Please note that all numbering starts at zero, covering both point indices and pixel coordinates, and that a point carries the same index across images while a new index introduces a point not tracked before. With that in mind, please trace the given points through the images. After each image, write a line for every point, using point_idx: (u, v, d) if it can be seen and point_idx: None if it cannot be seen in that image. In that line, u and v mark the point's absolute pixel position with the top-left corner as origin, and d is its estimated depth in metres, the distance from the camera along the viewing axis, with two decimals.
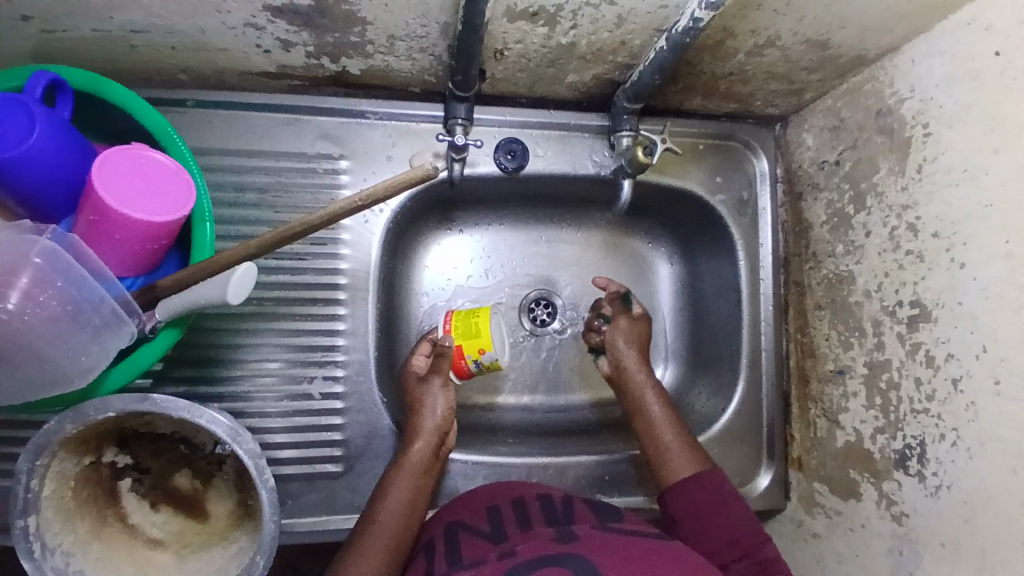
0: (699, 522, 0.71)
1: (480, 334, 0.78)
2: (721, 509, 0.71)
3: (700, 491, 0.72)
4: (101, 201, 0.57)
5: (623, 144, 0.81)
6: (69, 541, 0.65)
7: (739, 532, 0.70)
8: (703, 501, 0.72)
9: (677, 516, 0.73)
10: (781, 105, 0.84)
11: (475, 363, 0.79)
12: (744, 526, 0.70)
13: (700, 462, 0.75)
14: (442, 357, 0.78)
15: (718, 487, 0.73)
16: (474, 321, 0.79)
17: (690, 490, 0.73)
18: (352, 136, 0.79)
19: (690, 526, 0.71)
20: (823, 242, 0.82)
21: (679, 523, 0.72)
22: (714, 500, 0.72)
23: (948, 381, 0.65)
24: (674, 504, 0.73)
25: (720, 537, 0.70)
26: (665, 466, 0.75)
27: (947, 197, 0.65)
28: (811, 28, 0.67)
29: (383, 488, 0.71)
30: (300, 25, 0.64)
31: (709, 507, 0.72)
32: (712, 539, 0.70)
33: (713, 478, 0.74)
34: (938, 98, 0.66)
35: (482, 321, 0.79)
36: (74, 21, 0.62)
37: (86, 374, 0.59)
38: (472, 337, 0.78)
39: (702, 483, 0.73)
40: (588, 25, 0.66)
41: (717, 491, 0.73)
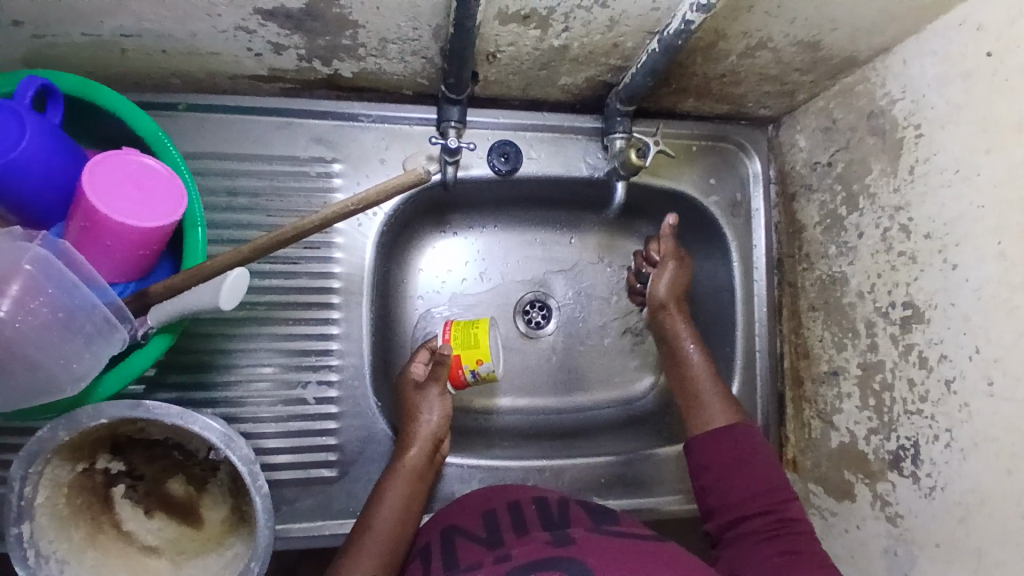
0: (728, 471, 0.72)
1: (479, 345, 0.79)
2: (751, 461, 0.72)
3: (731, 443, 0.74)
4: (92, 207, 0.56)
5: (617, 146, 0.81)
6: (63, 548, 0.64)
7: (768, 484, 0.71)
8: (733, 452, 0.73)
9: (704, 463, 0.74)
10: (774, 107, 0.85)
11: (472, 373, 0.80)
12: (772, 479, 0.71)
13: (734, 415, 0.77)
14: (440, 364, 0.78)
15: (751, 443, 0.74)
16: (474, 332, 0.80)
17: (721, 440, 0.74)
18: (345, 139, 0.79)
19: (718, 474, 0.72)
20: (816, 243, 0.82)
21: (707, 469, 0.73)
22: (745, 453, 0.73)
23: (941, 382, 0.65)
24: (704, 450, 0.74)
25: (747, 487, 0.71)
26: (701, 412, 0.78)
27: (940, 198, 0.65)
28: (802, 30, 0.68)
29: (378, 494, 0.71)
30: (292, 29, 0.64)
31: (739, 457, 0.73)
32: (740, 490, 0.71)
33: (745, 432, 0.75)
34: (930, 99, 0.66)
35: (481, 332, 0.79)
36: (64, 26, 0.62)
37: (78, 382, 0.59)
38: (472, 348, 0.79)
39: (733, 435, 0.74)
40: (580, 27, 0.66)
41: (748, 444, 0.74)
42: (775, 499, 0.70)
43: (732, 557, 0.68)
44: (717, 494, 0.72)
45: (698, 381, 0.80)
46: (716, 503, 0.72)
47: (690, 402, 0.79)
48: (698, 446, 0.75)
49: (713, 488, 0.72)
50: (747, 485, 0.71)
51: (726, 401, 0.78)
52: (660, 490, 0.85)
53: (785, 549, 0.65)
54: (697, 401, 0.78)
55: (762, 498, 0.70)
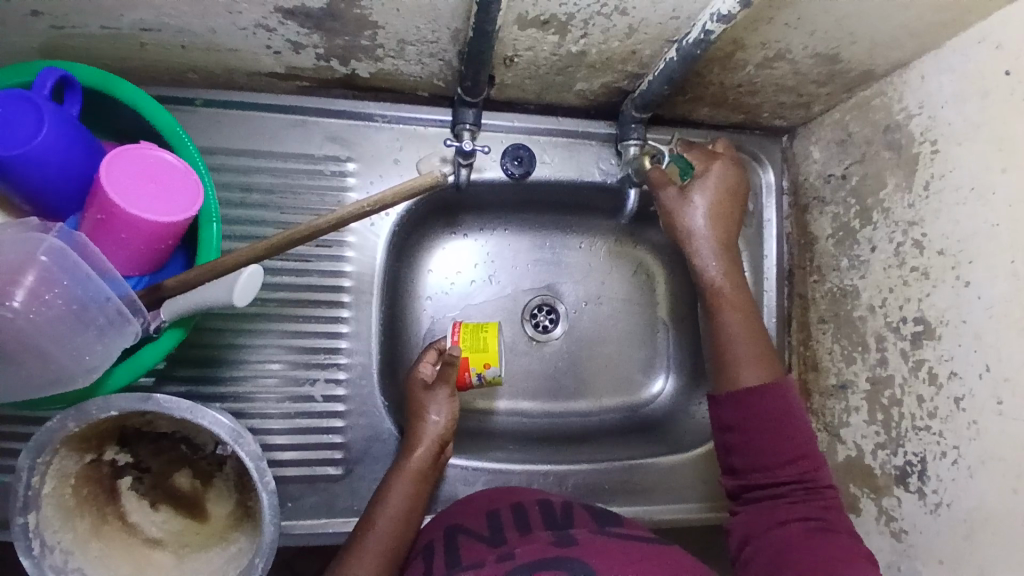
0: (757, 432, 0.68)
1: (488, 349, 0.79)
2: (784, 424, 0.68)
3: (763, 404, 0.69)
4: (109, 201, 0.57)
5: (630, 153, 0.81)
6: (68, 538, 0.64)
7: (797, 449, 0.67)
8: (765, 413, 0.68)
9: (731, 421, 0.70)
10: (789, 118, 0.84)
11: (478, 376, 0.80)
12: (803, 445, 0.68)
13: (769, 374, 0.71)
14: (449, 366, 0.78)
15: (783, 403, 0.69)
16: (483, 336, 0.80)
17: (753, 400, 0.69)
18: (359, 139, 0.79)
19: (746, 434, 0.69)
20: (828, 255, 0.82)
21: (734, 428, 0.70)
22: (778, 414, 0.68)
23: (950, 399, 0.65)
24: (730, 409, 0.70)
25: (776, 452, 0.67)
26: (730, 369, 0.72)
27: (954, 215, 0.65)
28: (821, 42, 0.67)
29: (382, 493, 0.71)
30: (311, 28, 0.64)
31: (770, 418, 0.68)
32: (769, 453, 0.67)
33: (781, 392, 0.69)
34: (947, 115, 0.66)
35: (490, 336, 0.80)
36: (85, 19, 0.62)
37: (89, 374, 0.59)
38: (481, 351, 0.79)
39: (767, 396, 0.69)
40: (598, 34, 0.66)
41: (783, 405, 0.69)
42: (803, 466, 0.67)
43: (748, 519, 0.67)
44: (742, 455, 0.69)
45: (728, 333, 0.74)
46: (740, 464, 0.69)
47: (720, 356, 0.73)
48: (725, 402, 0.71)
49: (739, 448, 0.69)
50: (777, 449, 0.67)
51: (759, 358, 0.72)
52: (663, 498, 0.85)
53: (808, 520, 0.64)
54: (726, 356, 0.73)
55: (790, 464, 0.67)
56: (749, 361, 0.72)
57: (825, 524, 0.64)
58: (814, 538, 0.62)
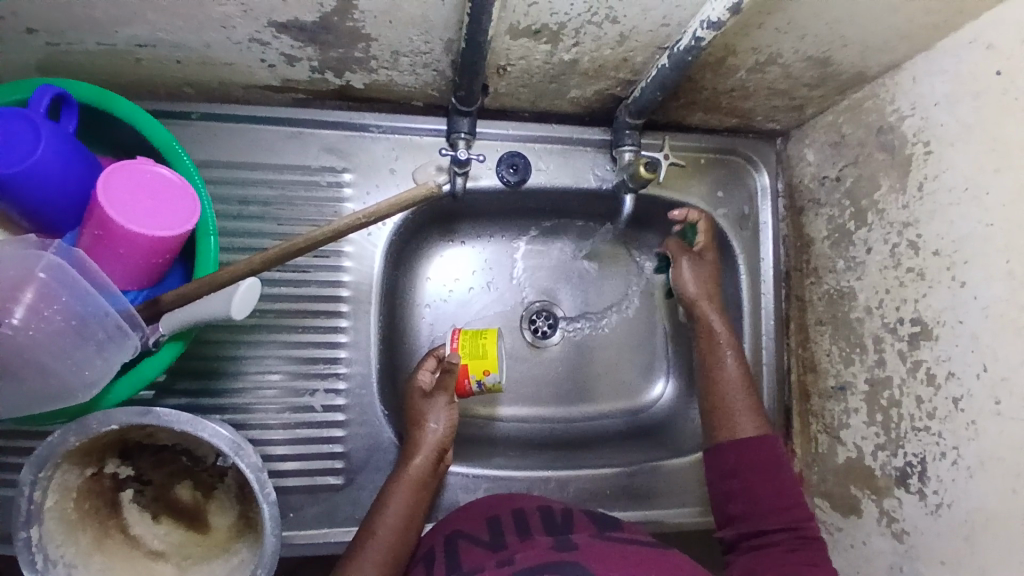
0: (755, 480, 0.72)
1: (486, 355, 0.79)
2: (778, 473, 0.72)
3: (759, 453, 0.73)
4: (106, 216, 0.57)
5: (624, 159, 0.81)
6: (71, 552, 0.65)
7: (789, 499, 0.71)
8: (761, 462, 0.72)
9: (730, 470, 0.73)
10: (783, 121, 0.85)
11: (478, 382, 0.80)
12: (797, 494, 0.71)
13: (761, 424, 0.75)
14: (448, 374, 0.78)
15: (775, 455, 0.73)
16: (482, 342, 0.80)
17: (750, 452, 0.73)
18: (355, 149, 0.80)
19: (744, 483, 0.72)
20: (824, 257, 0.82)
21: (733, 476, 0.73)
22: (772, 464, 0.72)
23: (948, 400, 0.65)
24: (731, 457, 0.73)
25: (773, 498, 0.71)
26: (726, 421, 0.76)
27: (948, 215, 0.65)
28: (812, 46, 0.68)
29: (381, 501, 0.72)
30: (305, 41, 0.65)
31: (765, 469, 0.72)
32: (766, 500, 0.70)
33: (772, 443, 0.74)
34: (938, 116, 0.66)
35: (489, 343, 0.79)
36: (80, 35, 0.62)
37: (89, 389, 0.59)
38: (479, 358, 0.79)
39: (762, 447, 0.73)
40: (590, 42, 0.67)
41: (775, 457, 0.73)
42: (797, 514, 0.70)
43: (745, 565, 0.68)
44: (740, 502, 0.71)
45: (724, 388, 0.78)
46: (738, 510, 0.71)
47: (715, 409, 0.77)
48: (725, 452, 0.74)
49: (738, 495, 0.72)
50: (774, 497, 0.70)
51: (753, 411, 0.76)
52: (664, 502, 0.85)
53: (806, 565, 0.66)
54: (723, 407, 0.77)
55: (786, 511, 0.70)
56: (743, 413, 0.76)
57: (824, 570, 0.66)
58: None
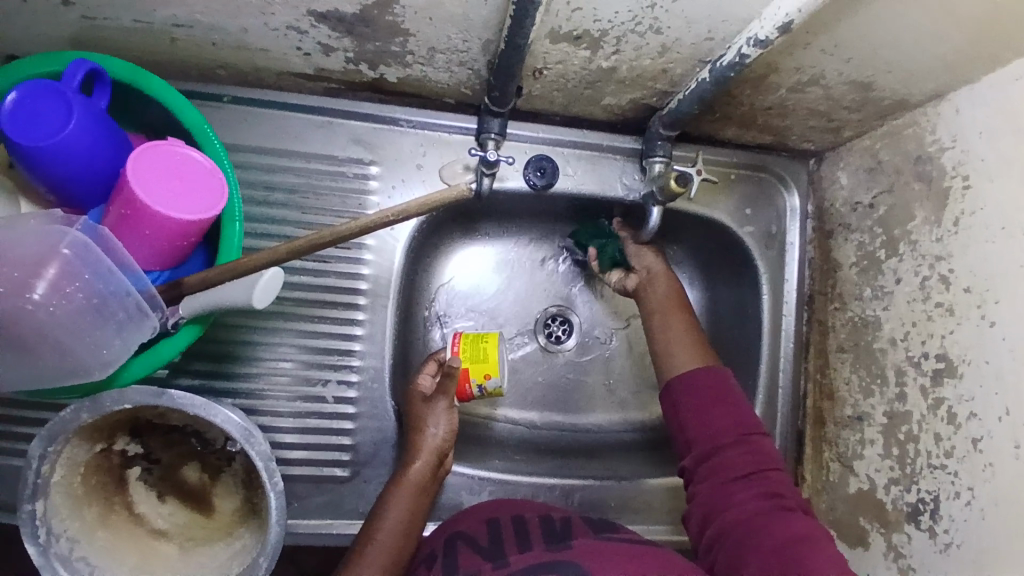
0: (707, 411, 0.72)
1: (488, 359, 0.79)
2: (729, 403, 0.72)
3: (706, 384, 0.73)
4: (134, 196, 0.57)
5: (655, 170, 0.80)
6: (75, 527, 0.65)
7: (742, 428, 0.71)
8: (711, 394, 0.73)
9: (683, 406, 0.73)
10: (818, 141, 0.83)
11: (479, 387, 0.80)
12: (749, 422, 0.72)
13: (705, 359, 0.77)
14: (449, 378, 0.77)
15: (724, 385, 0.74)
16: (483, 346, 0.80)
17: (699, 385, 0.74)
18: (384, 143, 0.79)
19: (696, 415, 0.72)
20: (850, 283, 0.81)
21: (683, 411, 0.73)
22: (722, 396, 0.73)
23: (968, 440, 0.64)
24: (682, 394, 0.74)
25: (725, 427, 0.71)
26: (669, 361, 0.77)
27: (983, 252, 0.64)
28: (856, 69, 0.66)
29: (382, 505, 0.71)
30: (343, 32, 0.64)
31: (715, 400, 0.72)
32: (719, 431, 0.71)
33: (719, 373, 0.75)
34: (980, 150, 0.65)
35: (491, 346, 0.79)
36: (117, 11, 0.62)
37: (105, 368, 0.59)
38: (481, 362, 0.79)
39: (709, 378, 0.74)
40: (630, 51, 0.65)
41: (723, 387, 0.74)
42: (752, 442, 0.71)
43: (705, 499, 0.69)
44: (694, 434, 0.72)
45: (668, 328, 0.80)
46: (693, 441, 0.72)
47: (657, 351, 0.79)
48: (677, 388, 0.75)
49: (691, 427, 0.72)
50: (725, 427, 0.71)
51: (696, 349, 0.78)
52: (668, 518, 0.85)
53: (764, 496, 0.66)
54: (668, 349, 0.78)
55: (740, 439, 0.70)
56: (682, 351, 0.78)
57: (781, 498, 0.67)
58: (775, 512, 0.65)
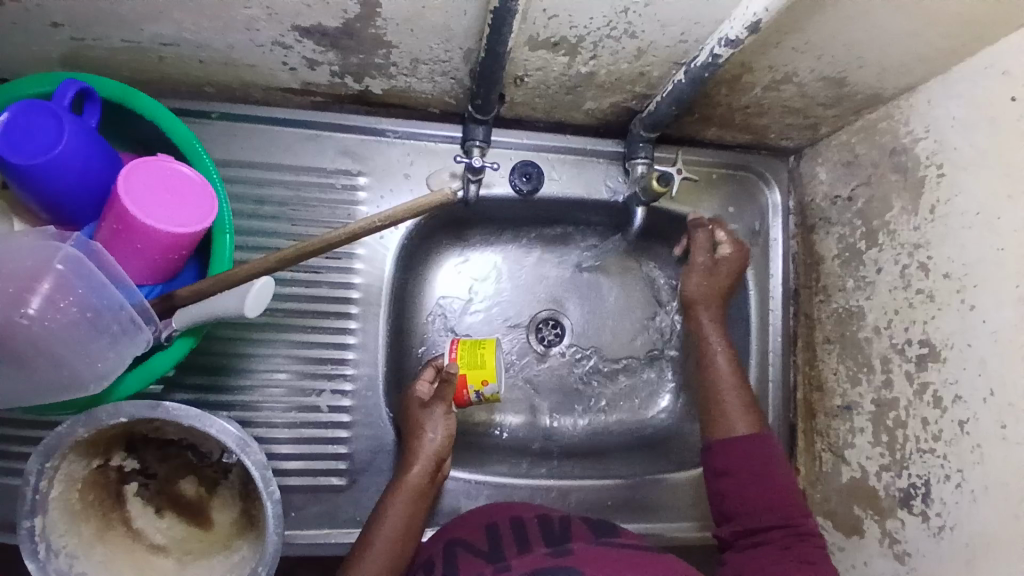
0: (750, 479, 0.73)
1: (485, 365, 0.80)
2: (772, 473, 0.73)
3: (752, 451, 0.74)
4: (126, 211, 0.58)
5: (638, 171, 0.82)
6: (73, 542, 0.65)
7: (783, 497, 0.72)
8: (755, 463, 0.73)
9: (724, 469, 0.74)
10: (796, 138, 0.85)
11: (476, 393, 0.81)
12: (790, 492, 0.73)
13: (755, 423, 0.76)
14: (448, 383, 0.78)
15: (769, 452, 0.74)
16: (481, 352, 0.80)
17: (744, 450, 0.74)
18: (372, 153, 0.81)
19: (739, 481, 0.73)
20: (834, 275, 0.82)
21: (726, 475, 0.74)
22: (765, 464, 0.73)
23: (954, 423, 0.65)
24: (724, 456, 0.75)
25: (767, 497, 0.72)
26: (721, 419, 0.77)
27: (960, 239, 0.65)
28: (828, 66, 0.68)
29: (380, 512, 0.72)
30: (327, 46, 0.66)
31: (759, 467, 0.73)
32: (761, 500, 0.72)
33: (765, 443, 0.75)
34: (953, 140, 0.67)
35: (488, 353, 0.80)
36: (106, 32, 0.63)
37: (100, 381, 0.60)
38: (478, 368, 0.80)
39: (755, 446, 0.75)
40: (608, 56, 0.67)
41: (767, 455, 0.74)
42: (791, 511, 0.72)
43: (741, 561, 0.70)
44: (735, 501, 0.73)
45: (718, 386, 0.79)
46: (734, 508, 0.73)
47: (711, 407, 0.79)
48: (720, 451, 0.75)
49: (732, 494, 0.73)
50: (768, 496, 0.72)
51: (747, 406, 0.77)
52: (666, 516, 0.85)
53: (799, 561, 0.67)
54: (717, 403, 0.78)
55: (781, 508, 0.71)
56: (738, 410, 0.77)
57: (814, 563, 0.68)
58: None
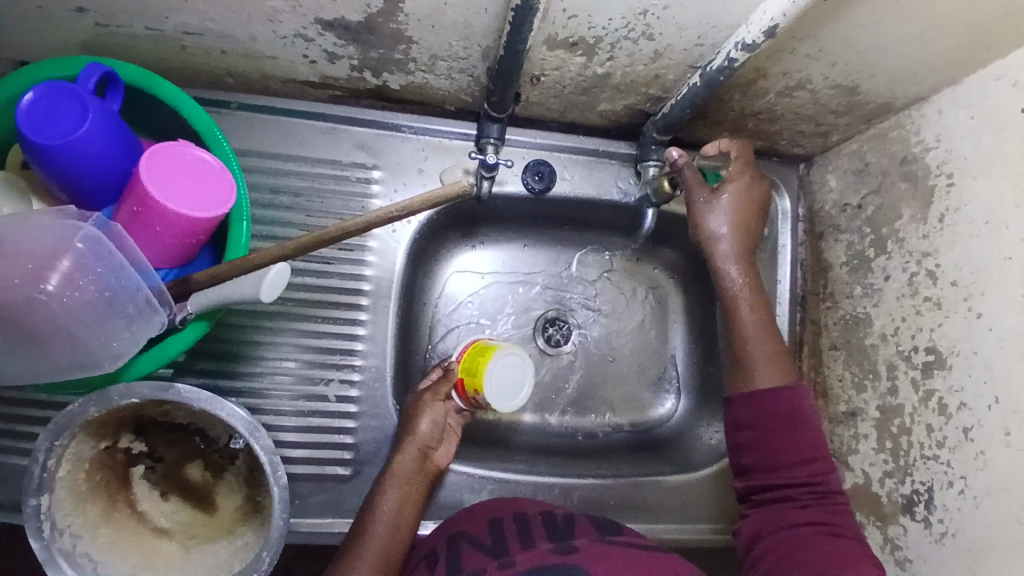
0: (770, 433, 0.70)
1: (476, 375, 0.75)
2: (799, 426, 0.70)
3: (779, 405, 0.70)
4: (147, 194, 0.59)
5: (649, 173, 0.83)
6: (78, 523, 0.65)
7: (808, 454, 0.69)
8: (778, 416, 0.70)
9: (745, 422, 0.71)
10: (807, 146, 0.86)
11: (476, 400, 0.77)
12: (816, 448, 0.69)
13: (784, 377, 0.72)
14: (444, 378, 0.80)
15: (798, 405, 0.70)
16: (477, 360, 0.75)
17: (768, 401, 0.71)
18: (387, 148, 0.82)
19: (761, 435, 0.70)
20: (841, 282, 0.83)
21: (747, 427, 0.71)
22: (792, 418, 0.70)
23: (959, 429, 0.65)
24: (745, 409, 0.71)
25: (791, 453, 0.69)
26: (744, 371, 0.73)
27: (968, 247, 0.66)
28: (841, 74, 0.69)
29: (373, 505, 0.71)
30: (348, 40, 0.67)
31: (784, 421, 0.70)
32: (784, 456, 0.69)
33: (796, 395, 0.70)
34: (963, 149, 0.67)
35: (481, 361, 0.74)
36: (130, 19, 0.64)
37: (115, 360, 0.61)
38: (471, 376, 0.75)
39: (785, 399, 0.70)
40: (624, 58, 0.68)
41: (797, 409, 0.70)
42: (816, 467, 0.69)
43: (756, 521, 0.69)
44: (754, 456, 0.70)
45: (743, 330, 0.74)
46: (752, 464, 0.71)
47: (735, 355, 0.75)
48: (740, 403, 0.72)
49: (751, 448, 0.71)
50: (792, 453, 0.69)
51: (774, 360, 0.73)
52: (668, 517, 0.86)
53: (819, 522, 0.65)
54: (742, 353, 0.74)
55: (804, 464, 0.68)
56: (764, 367, 0.72)
57: (832, 524, 0.65)
58: (823, 539, 0.64)
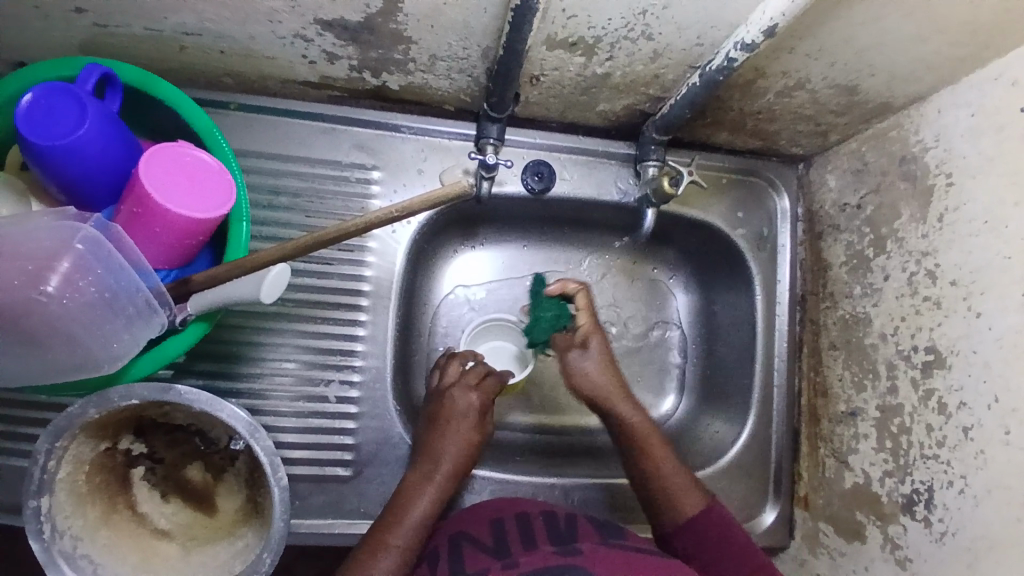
0: (713, 557, 0.70)
1: None
2: (733, 541, 0.71)
3: (706, 524, 0.72)
4: (146, 195, 0.59)
5: (649, 173, 0.83)
6: (78, 525, 0.65)
7: (753, 561, 0.70)
8: (710, 536, 0.71)
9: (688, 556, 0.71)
10: (806, 145, 0.86)
11: None
12: (756, 555, 0.70)
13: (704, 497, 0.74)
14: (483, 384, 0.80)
15: (720, 515, 0.73)
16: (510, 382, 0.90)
17: (697, 525, 0.72)
18: (386, 148, 0.82)
19: (707, 562, 0.70)
20: (841, 282, 0.83)
21: (693, 558, 0.71)
22: (723, 533, 0.71)
23: (958, 428, 0.65)
24: (683, 541, 0.72)
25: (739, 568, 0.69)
26: (670, 504, 0.74)
27: (967, 247, 0.66)
28: (840, 73, 0.69)
29: (406, 502, 0.71)
30: (347, 40, 0.67)
31: (717, 540, 0.71)
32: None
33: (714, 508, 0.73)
34: (961, 149, 0.67)
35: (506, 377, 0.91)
36: (128, 19, 0.64)
37: (114, 361, 0.61)
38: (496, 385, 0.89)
39: (707, 517, 0.72)
40: (623, 57, 0.68)
41: (721, 523, 0.72)
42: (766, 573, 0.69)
43: None
44: None
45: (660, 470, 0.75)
46: None
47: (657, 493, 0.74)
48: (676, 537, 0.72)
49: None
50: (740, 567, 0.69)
51: (693, 486, 0.74)
52: None
53: None
54: (664, 491, 0.74)
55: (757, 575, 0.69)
56: (686, 492, 0.74)
57: None
58: None
